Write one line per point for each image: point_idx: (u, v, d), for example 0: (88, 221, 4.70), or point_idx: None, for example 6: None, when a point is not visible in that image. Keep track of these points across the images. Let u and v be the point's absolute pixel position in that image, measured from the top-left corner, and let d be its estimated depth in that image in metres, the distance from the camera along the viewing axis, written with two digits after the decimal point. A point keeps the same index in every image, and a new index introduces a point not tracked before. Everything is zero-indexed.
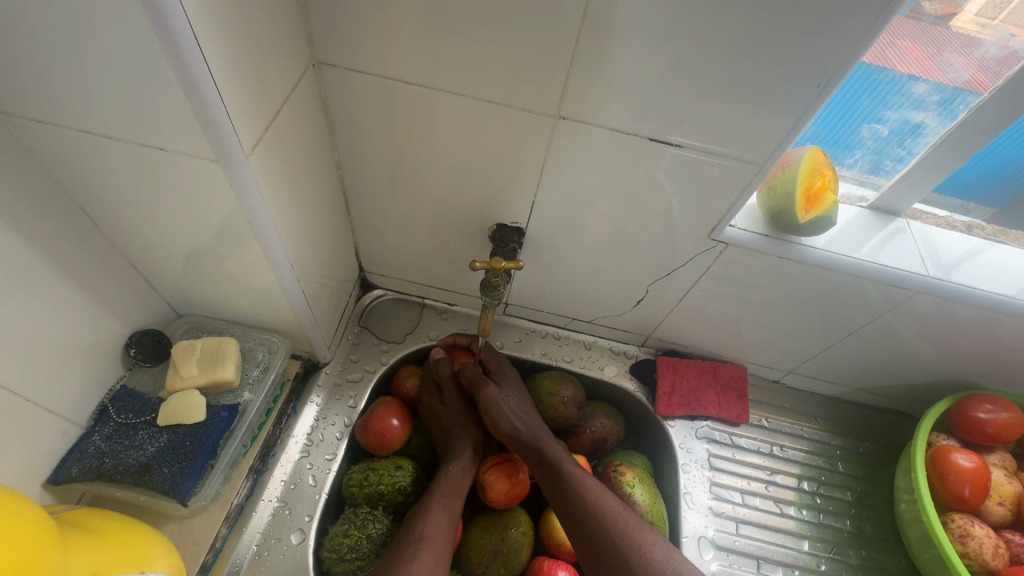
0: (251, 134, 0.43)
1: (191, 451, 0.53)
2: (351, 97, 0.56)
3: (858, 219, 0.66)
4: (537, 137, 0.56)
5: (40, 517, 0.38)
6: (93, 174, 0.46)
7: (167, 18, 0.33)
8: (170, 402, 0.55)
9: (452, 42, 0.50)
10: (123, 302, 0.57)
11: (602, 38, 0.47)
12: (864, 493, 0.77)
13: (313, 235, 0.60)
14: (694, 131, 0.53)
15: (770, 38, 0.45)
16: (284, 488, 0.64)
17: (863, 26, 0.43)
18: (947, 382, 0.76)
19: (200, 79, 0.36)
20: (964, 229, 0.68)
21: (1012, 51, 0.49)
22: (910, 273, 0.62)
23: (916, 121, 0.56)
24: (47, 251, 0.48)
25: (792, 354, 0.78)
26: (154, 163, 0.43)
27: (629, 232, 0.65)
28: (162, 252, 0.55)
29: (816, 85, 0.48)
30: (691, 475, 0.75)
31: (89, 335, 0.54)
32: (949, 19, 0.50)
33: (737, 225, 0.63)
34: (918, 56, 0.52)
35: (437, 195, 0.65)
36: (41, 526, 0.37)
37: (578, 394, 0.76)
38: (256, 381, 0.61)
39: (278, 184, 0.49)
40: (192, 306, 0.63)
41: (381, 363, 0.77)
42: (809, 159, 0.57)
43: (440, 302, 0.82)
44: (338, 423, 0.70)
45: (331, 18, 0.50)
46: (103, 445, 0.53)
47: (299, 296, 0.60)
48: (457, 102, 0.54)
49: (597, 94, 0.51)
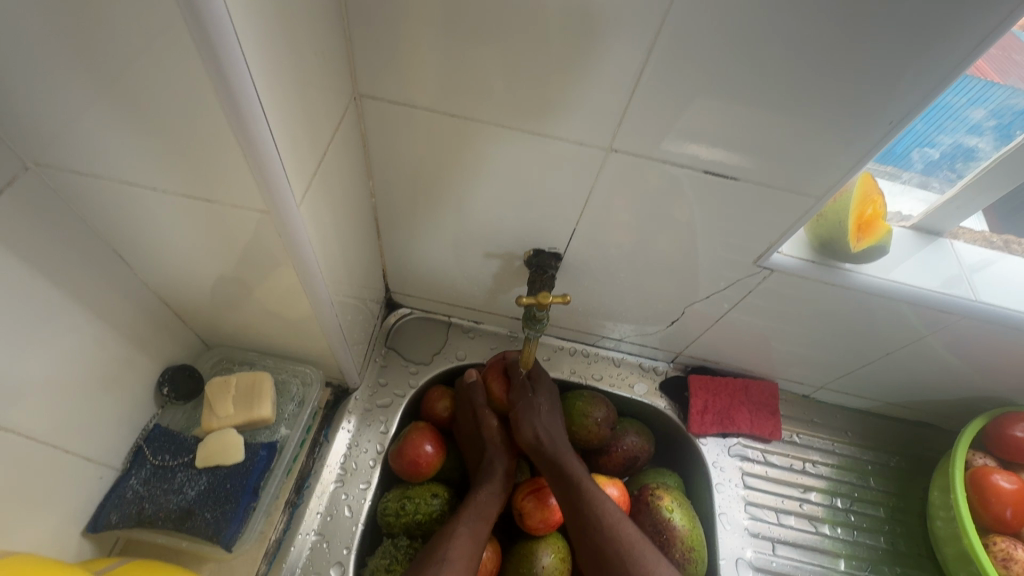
0: (302, 182, 0.42)
1: (233, 493, 0.53)
2: (391, 126, 0.54)
3: (902, 238, 0.65)
4: (581, 164, 0.55)
5: None
6: (130, 217, 0.45)
7: (226, 68, 0.31)
8: (208, 444, 0.54)
9: (498, 72, 0.48)
10: (155, 338, 0.56)
11: (658, 69, 0.46)
12: (897, 508, 0.77)
13: (348, 265, 0.58)
14: (744, 158, 0.51)
15: (835, 68, 0.43)
16: (321, 520, 0.63)
17: (935, 57, 0.41)
18: (982, 398, 0.76)
19: (257, 131, 0.35)
20: (1002, 247, 0.67)
21: None
22: (956, 296, 0.61)
23: (970, 145, 0.56)
24: (82, 295, 0.46)
25: (825, 370, 0.78)
26: (196, 206, 0.42)
27: (669, 256, 0.64)
28: (197, 288, 0.53)
29: (888, 122, 0.46)
30: (725, 494, 0.75)
31: (123, 375, 0.53)
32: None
33: (783, 251, 0.62)
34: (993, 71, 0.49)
35: (471, 220, 0.63)
36: None
37: (611, 415, 0.74)
38: (292, 415, 0.61)
39: (320, 222, 0.48)
40: (223, 338, 0.61)
41: (410, 385, 0.75)
42: (862, 186, 0.57)
43: (467, 321, 0.80)
44: (371, 450, 0.69)
45: (373, 47, 0.48)
46: (141, 489, 0.52)
47: (335, 328, 0.58)
48: (500, 131, 0.52)
49: (647, 123, 0.50)
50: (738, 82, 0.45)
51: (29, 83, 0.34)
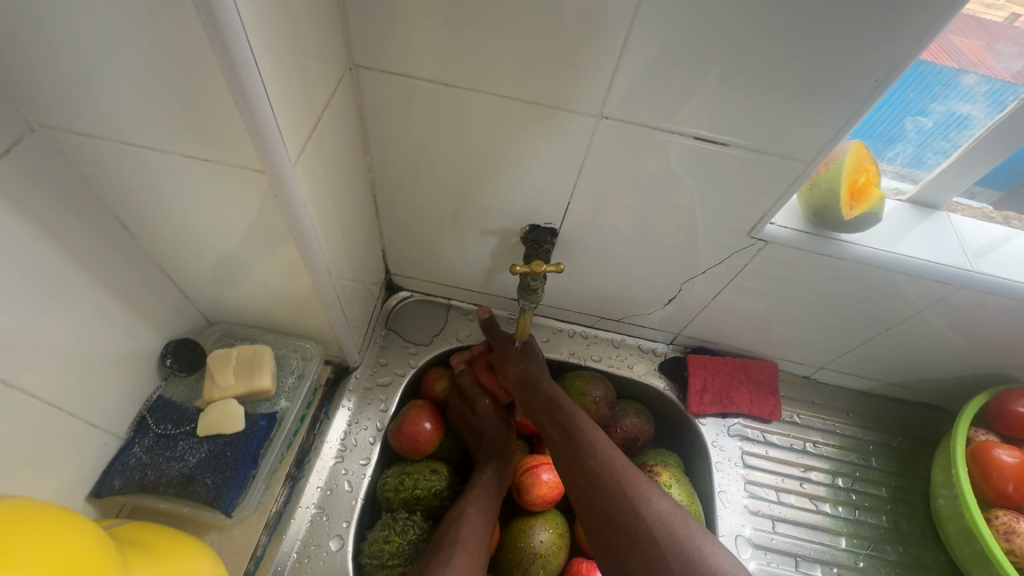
0: (297, 142, 0.42)
1: (233, 461, 0.54)
2: (387, 99, 0.55)
3: (898, 211, 0.65)
4: (576, 135, 0.55)
5: (99, 537, 0.38)
6: (131, 183, 0.46)
7: (221, 24, 0.32)
8: (209, 413, 0.55)
9: (492, 43, 0.49)
10: (158, 311, 0.57)
11: (650, 33, 0.46)
12: (899, 488, 0.76)
13: (347, 240, 0.59)
14: (736, 125, 0.52)
15: (826, 28, 0.44)
16: (321, 494, 0.64)
17: (923, 16, 0.42)
18: (983, 377, 0.75)
19: (251, 84, 0.35)
20: (1002, 222, 0.67)
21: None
22: (953, 267, 0.61)
23: (962, 113, 0.56)
24: (87, 263, 0.48)
25: (825, 350, 0.77)
26: (194, 170, 0.43)
27: (665, 231, 0.64)
28: (198, 261, 0.54)
29: (873, 81, 0.46)
30: (725, 473, 0.74)
31: (127, 346, 0.54)
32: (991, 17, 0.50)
33: (777, 222, 0.62)
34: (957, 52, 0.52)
35: (468, 197, 0.64)
36: (101, 547, 0.37)
37: (609, 393, 0.75)
38: (292, 388, 0.61)
39: (318, 190, 0.49)
40: (225, 314, 0.62)
41: (410, 366, 0.76)
42: (853, 156, 0.57)
43: (467, 303, 0.81)
44: (371, 428, 0.69)
45: (368, 17, 0.49)
46: (144, 456, 0.54)
47: (334, 302, 0.59)
48: (495, 102, 0.53)
49: (640, 90, 0.50)
50: (729, 44, 0.46)
51: (31, 41, 0.35)
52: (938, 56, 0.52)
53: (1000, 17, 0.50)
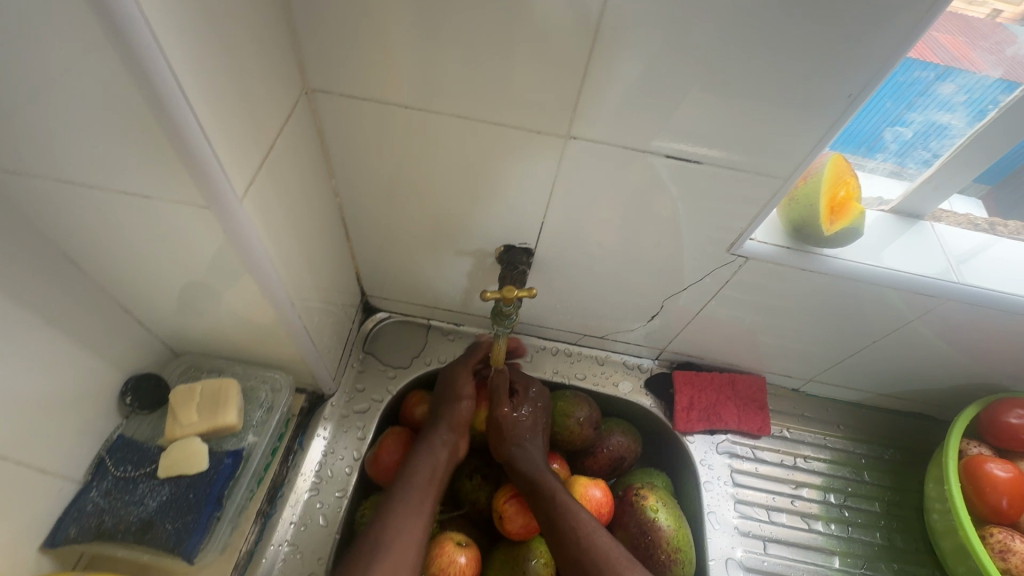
0: (242, 174, 0.40)
1: (195, 503, 0.52)
2: (349, 122, 0.53)
3: (881, 222, 0.64)
4: (546, 154, 0.54)
5: None
6: (75, 221, 0.43)
7: (146, 60, 0.30)
8: (170, 454, 0.53)
9: (453, 64, 0.47)
10: (117, 348, 0.54)
11: (611, 50, 0.45)
12: (893, 503, 0.75)
13: (313, 266, 0.57)
14: (708, 141, 0.50)
15: (790, 41, 0.42)
16: (294, 530, 0.61)
17: (889, 32, 0.41)
18: (972, 386, 0.74)
19: (182, 116, 0.34)
20: (986, 229, 0.66)
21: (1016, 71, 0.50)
22: (938, 279, 0.60)
23: (942, 122, 0.55)
24: (34, 304, 0.45)
25: (813, 362, 0.76)
26: (139, 205, 0.41)
27: (643, 247, 0.62)
28: (157, 295, 0.52)
29: (846, 96, 0.45)
30: (714, 493, 0.73)
31: (83, 386, 0.52)
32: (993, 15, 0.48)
33: (757, 238, 0.61)
34: (954, 47, 0.50)
35: (440, 217, 0.62)
36: None
37: (593, 414, 0.73)
38: (260, 422, 0.59)
39: (274, 219, 0.47)
40: (190, 346, 0.60)
41: (388, 391, 0.73)
42: (831, 169, 0.56)
43: (446, 323, 0.79)
44: (347, 457, 0.67)
45: (323, 41, 0.47)
46: (102, 501, 0.51)
47: (302, 331, 0.57)
48: (459, 124, 0.52)
49: (607, 107, 0.49)
50: (693, 60, 0.44)
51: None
52: (922, 58, 0.50)
53: (983, 14, 0.48)
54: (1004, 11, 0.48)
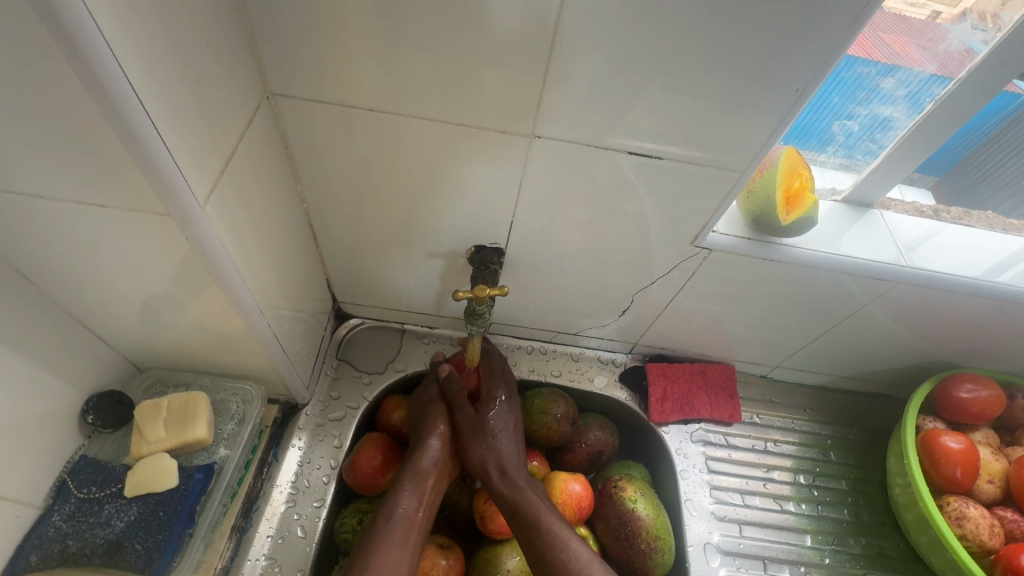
0: (204, 181, 0.40)
1: (166, 521, 0.51)
2: (313, 127, 0.53)
3: (834, 211, 0.66)
4: (512, 154, 0.54)
5: None
6: (23, 233, 0.42)
7: (96, 66, 0.30)
8: (138, 472, 0.52)
9: (415, 67, 0.47)
10: (76, 366, 0.52)
11: (571, 50, 0.46)
12: (858, 480, 0.78)
13: (281, 273, 0.56)
14: (668, 138, 0.52)
15: (740, 44, 0.44)
16: (272, 544, 0.60)
17: (830, 34, 0.43)
18: (927, 364, 0.78)
19: (140, 125, 0.33)
20: (932, 215, 0.70)
21: (952, 65, 0.54)
22: (889, 264, 0.63)
23: (885, 115, 0.59)
24: None
25: (779, 349, 0.78)
26: (95, 215, 0.40)
27: (611, 243, 0.64)
28: (116, 310, 0.50)
29: (794, 91, 0.48)
30: (690, 480, 0.74)
31: (39, 408, 0.50)
32: (933, 18, 0.53)
33: (719, 230, 0.63)
34: (898, 46, 0.54)
35: (409, 220, 0.62)
36: None
37: (570, 409, 0.73)
38: (231, 435, 0.58)
39: (239, 227, 0.46)
40: (154, 361, 0.58)
41: (364, 397, 0.72)
42: (785, 161, 0.58)
43: (420, 326, 0.78)
44: (324, 466, 0.66)
45: (282, 46, 0.47)
46: (65, 525, 0.50)
47: (272, 339, 0.56)
48: (424, 126, 0.52)
49: (570, 107, 0.50)
50: (648, 59, 0.46)
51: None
52: (866, 52, 0.53)
53: (924, 14, 0.53)
54: (943, 12, 0.53)
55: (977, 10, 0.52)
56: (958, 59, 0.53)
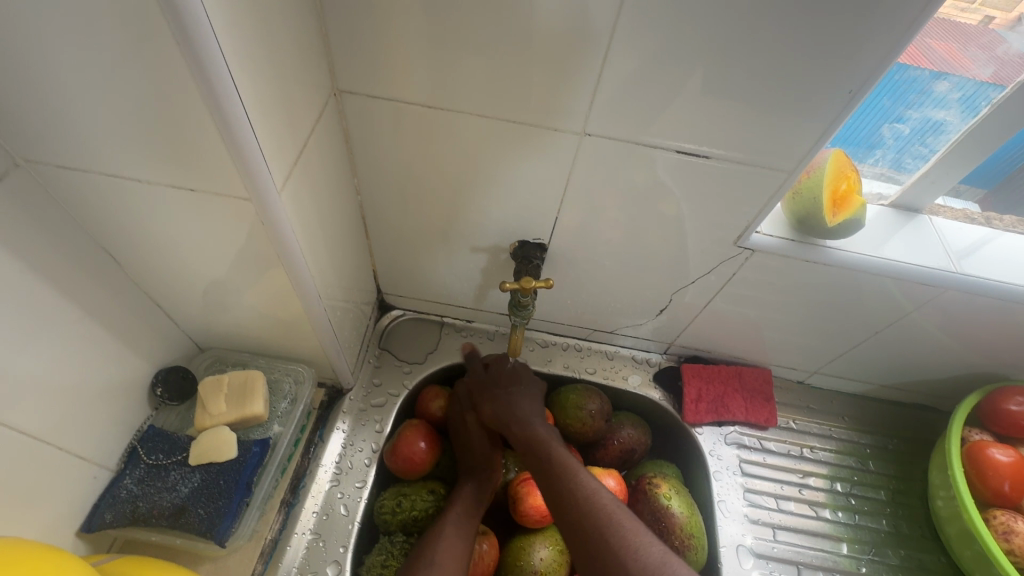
0: (281, 169, 0.43)
1: (226, 489, 0.54)
2: (372, 123, 0.56)
3: (881, 216, 0.66)
4: (560, 152, 0.56)
5: (49, 546, 0.39)
6: (116, 214, 0.45)
7: (204, 59, 0.33)
8: (201, 442, 0.55)
9: (473, 68, 0.50)
10: (149, 340, 0.57)
11: (626, 46, 0.47)
12: (898, 491, 0.76)
13: (336, 262, 0.60)
14: (715, 137, 0.53)
15: (793, 48, 0.45)
16: (316, 519, 0.63)
17: (889, 37, 0.43)
18: (974, 376, 0.76)
19: (232, 110, 0.36)
20: (983, 222, 0.68)
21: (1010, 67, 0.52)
22: (937, 270, 0.62)
23: (938, 118, 0.58)
24: (75, 295, 0.47)
25: (819, 354, 0.77)
26: (180, 199, 0.43)
27: (652, 242, 0.65)
28: (187, 290, 0.54)
29: (847, 92, 0.48)
30: (724, 482, 0.74)
31: (117, 377, 0.54)
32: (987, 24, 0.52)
33: (762, 231, 0.63)
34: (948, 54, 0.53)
35: (455, 213, 0.64)
36: (54, 553, 0.39)
37: (604, 406, 0.74)
38: (285, 413, 0.62)
39: (305, 215, 0.49)
40: (215, 340, 0.62)
41: (404, 385, 0.75)
42: (833, 164, 0.58)
43: (459, 320, 0.81)
44: (366, 449, 0.69)
45: (351, 46, 0.49)
46: (135, 488, 0.53)
47: (326, 324, 0.59)
48: (478, 124, 0.54)
49: (620, 105, 0.51)
50: (704, 57, 0.47)
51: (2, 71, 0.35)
52: (914, 59, 0.53)
53: (976, 21, 0.52)
54: (996, 17, 0.52)
55: None
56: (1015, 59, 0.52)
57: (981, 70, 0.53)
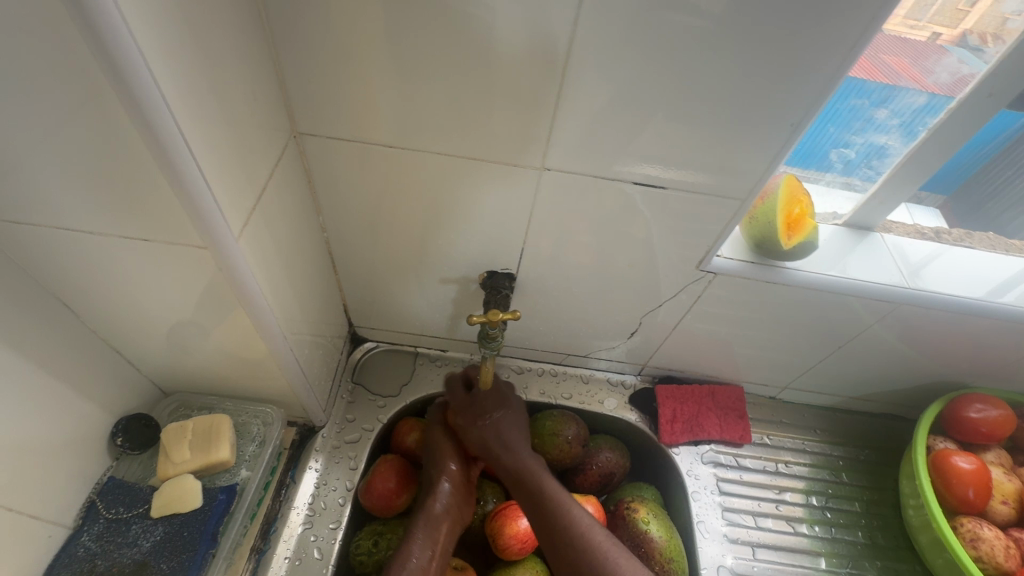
0: (238, 215, 0.43)
1: (191, 541, 0.53)
2: (334, 162, 0.56)
3: (836, 236, 0.68)
4: (522, 184, 0.57)
5: None
6: (69, 264, 0.44)
7: (151, 113, 0.33)
8: (163, 493, 0.54)
9: (431, 107, 0.51)
10: (108, 389, 0.55)
11: (578, 82, 0.48)
12: (872, 501, 0.78)
13: (303, 299, 0.59)
14: (671, 167, 0.55)
15: (735, 84, 0.48)
16: (288, 566, 0.61)
17: (822, 72, 0.46)
18: (937, 384, 0.78)
19: (184, 162, 0.36)
20: (933, 237, 0.71)
21: (963, 75, 0.54)
22: (891, 286, 0.64)
23: (880, 143, 0.61)
24: (27, 348, 0.46)
25: (787, 370, 0.79)
26: (135, 248, 0.43)
27: (618, 268, 0.66)
28: (147, 336, 0.53)
29: (789, 125, 0.50)
30: (702, 502, 0.75)
31: (73, 430, 0.52)
32: (938, 39, 0.53)
33: (723, 254, 0.65)
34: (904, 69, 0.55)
35: (423, 245, 0.65)
36: None
37: (582, 431, 0.74)
38: (253, 456, 0.60)
39: (267, 257, 0.49)
40: (179, 385, 0.61)
41: (379, 420, 0.74)
42: (785, 188, 0.61)
43: (433, 350, 0.80)
44: (340, 488, 0.67)
45: (309, 89, 0.50)
46: (94, 545, 0.52)
47: (294, 363, 0.58)
48: (440, 159, 0.55)
49: (575, 139, 0.53)
50: (650, 93, 0.49)
51: None
52: (868, 73, 0.54)
53: (924, 36, 0.53)
54: (943, 34, 0.53)
55: (976, 31, 0.52)
56: (966, 63, 0.54)
57: (936, 78, 0.55)
